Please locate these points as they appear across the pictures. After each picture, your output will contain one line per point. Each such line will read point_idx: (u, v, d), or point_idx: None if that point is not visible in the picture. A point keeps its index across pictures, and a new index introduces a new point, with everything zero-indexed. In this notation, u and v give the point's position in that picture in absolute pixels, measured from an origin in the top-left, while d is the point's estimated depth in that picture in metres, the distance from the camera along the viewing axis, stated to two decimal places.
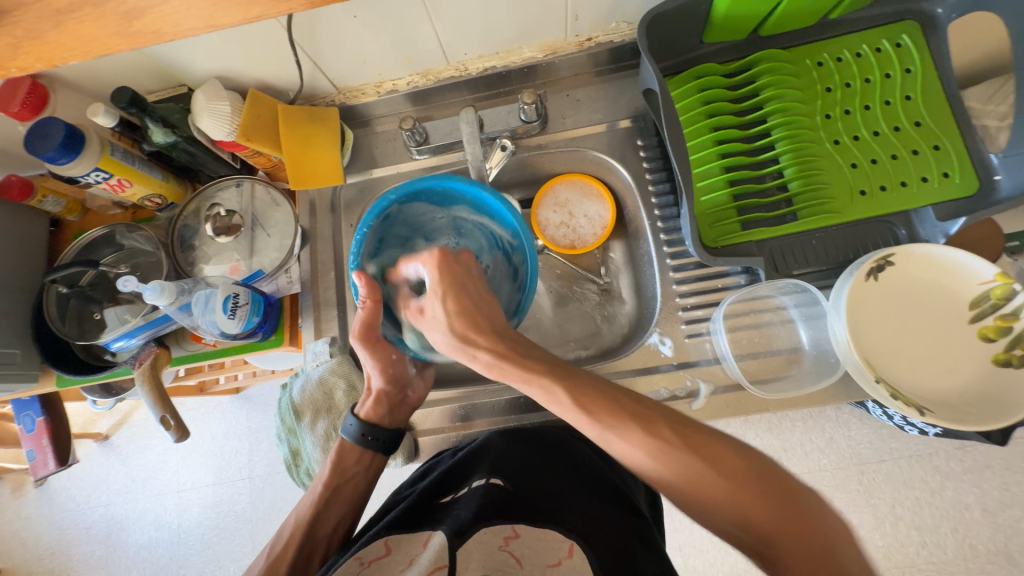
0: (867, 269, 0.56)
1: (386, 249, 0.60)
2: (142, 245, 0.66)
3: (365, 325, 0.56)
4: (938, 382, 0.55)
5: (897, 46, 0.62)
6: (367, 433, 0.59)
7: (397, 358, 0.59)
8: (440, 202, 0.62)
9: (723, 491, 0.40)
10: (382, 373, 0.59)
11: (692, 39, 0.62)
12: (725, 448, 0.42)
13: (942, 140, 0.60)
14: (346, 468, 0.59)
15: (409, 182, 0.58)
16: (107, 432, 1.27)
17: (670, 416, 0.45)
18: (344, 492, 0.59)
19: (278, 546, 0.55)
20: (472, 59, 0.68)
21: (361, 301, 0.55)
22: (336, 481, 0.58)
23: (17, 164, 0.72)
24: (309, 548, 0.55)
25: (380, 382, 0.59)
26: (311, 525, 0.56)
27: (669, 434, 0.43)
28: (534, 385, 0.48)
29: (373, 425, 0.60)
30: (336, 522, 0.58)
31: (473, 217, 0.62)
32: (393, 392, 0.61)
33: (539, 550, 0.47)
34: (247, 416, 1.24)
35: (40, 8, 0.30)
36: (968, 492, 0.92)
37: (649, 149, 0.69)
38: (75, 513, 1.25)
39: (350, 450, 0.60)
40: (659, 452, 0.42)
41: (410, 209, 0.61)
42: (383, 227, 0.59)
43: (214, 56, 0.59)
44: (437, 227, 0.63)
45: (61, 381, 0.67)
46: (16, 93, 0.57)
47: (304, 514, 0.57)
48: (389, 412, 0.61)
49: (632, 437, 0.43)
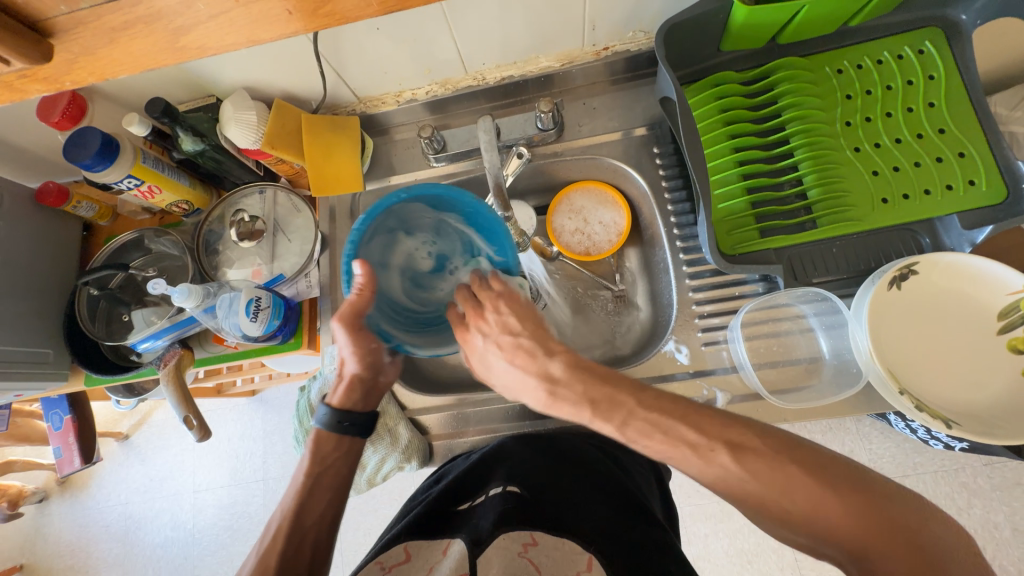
0: (890, 279, 0.55)
1: (375, 249, 0.54)
2: (170, 249, 0.69)
3: (354, 311, 0.52)
4: (965, 394, 0.53)
5: (920, 53, 0.62)
6: (342, 420, 0.58)
7: (377, 348, 0.56)
8: (434, 204, 0.55)
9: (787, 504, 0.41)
10: (358, 359, 0.56)
11: (709, 47, 0.63)
12: (791, 468, 0.42)
13: (967, 147, 0.59)
14: (325, 456, 0.57)
15: (421, 183, 0.52)
16: (127, 432, 1.30)
17: (728, 438, 0.44)
18: (328, 478, 0.57)
19: (267, 538, 0.54)
20: (490, 68, 0.69)
21: (355, 291, 0.50)
22: (316, 470, 0.56)
23: (52, 171, 0.75)
24: (297, 538, 0.53)
25: (355, 368, 0.57)
26: (297, 515, 0.54)
27: (729, 456, 0.43)
28: (584, 413, 0.49)
29: (349, 411, 0.58)
30: (322, 510, 0.56)
31: (461, 223, 0.57)
32: (366, 379, 0.59)
33: (557, 560, 0.48)
34: (263, 418, 1.25)
35: (97, 25, 0.32)
36: (997, 511, 0.88)
37: (665, 156, 0.69)
38: (96, 511, 1.28)
39: (326, 438, 0.58)
40: (724, 478, 0.43)
41: (406, 207, 0.54)
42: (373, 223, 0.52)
43: (243, 68, 0.61)
44: (422, 226, 0.57)
45: (89, 380, 0.69)
46: (56, 105, 0.60)
47: (288, 506, 0.55)
48: (362, 398, 0.59)
49: (692, 465, 0.44)
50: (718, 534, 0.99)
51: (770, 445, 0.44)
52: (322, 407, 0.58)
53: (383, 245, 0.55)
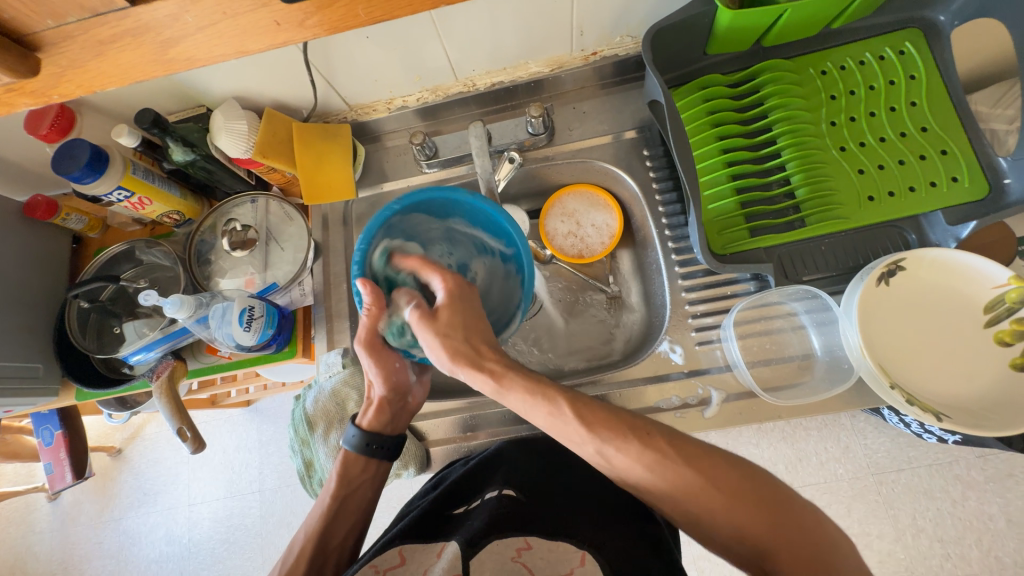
0: (877, 275, 0.55)
1: (384, 261, 0.56)
2: (160, 260, 0.68)
3: (369, 331, 0.54)
4: (955, 388, 0.54)
5: (901, 53, 0.63)
6: (371, 443, 0.58)
7: (400, 367, 0.58)
8: (434, 213, 0.58)
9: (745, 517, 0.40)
10: (384, 381, 0.57)
11: (695, 51, 0.64)
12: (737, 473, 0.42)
13: (949, 145, 0.60)
14: (352, 479, 0.58)
15: (410, 192, 0.55)
16: (120, 446, 1.29)
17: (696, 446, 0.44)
18: (352, 502, 0.58)
19: (289, 559, 0.55)
20: (480, 75, 0.69)
21: (366, 307, 0.51)
22: (342, 493, 0.57)
23: (40, 184, 0.75)
24: (321, 557, 0.55)
25: (382, 392, 0.58)
26: (322, 536, 0.56)
27: (666, 445, 0.43)
28: (538, 398, 0.47)
29: (377, 433, 0.58)
30: (347, 530, 0.57)
31: (467, 228, 0.60)
32: (395, 401, 0.59)
33: (552, 562, 0.49)
34: (258, 428, 1.24)
35: (84, 38, 0.31)
36: (991, 502, 0.89)
37: (655, 159, 0.70)
38: (88, 527, 1.26)
39: (354, 461, 0.58)
40: (658, 465, 0.43)
41: (409, 220, 0.57)
42: (381, 235, 0.54)
43: (233, 78, 0.61)
44: (433, 238, 0.59)
45: (80, 394, 0.68)
46: (44, 117, 0.59)
47: (313, 527, 0.56)
48: (391, 420, 0.59)
49: (630, 450, 0.44)
50: None
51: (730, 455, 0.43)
52: (351, 431, 0.58)
53: (396, 261, 0.57)
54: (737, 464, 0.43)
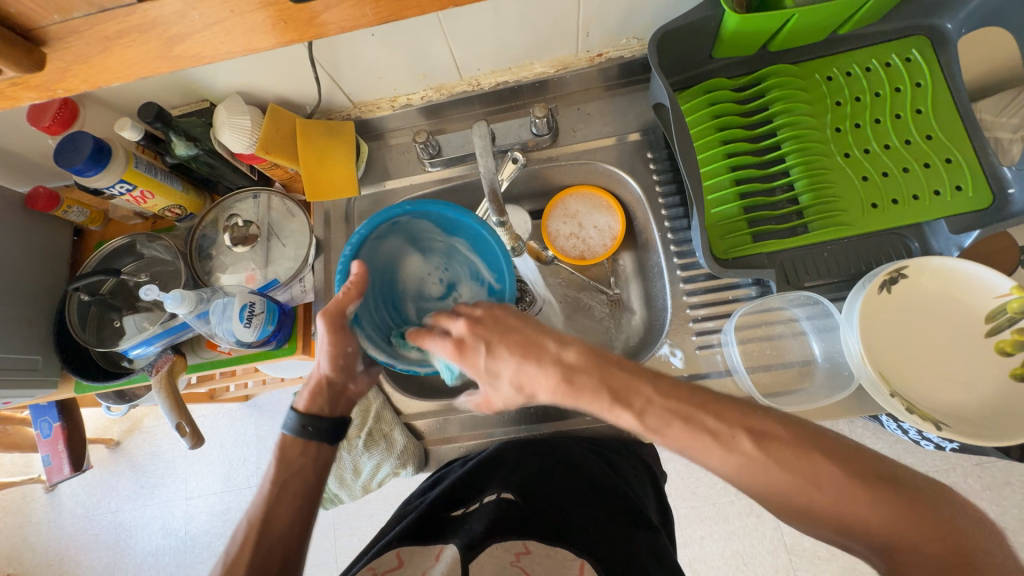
0: (881, 282, 0.55)
1: (381, 253, 0.56)
2: (161, 254, 0.68)
3: (341, 309, 0.50)
4: (957, 397, 0.54)
5: (907, 61, 0.63)
6: (307, 424, 0.54)
7: (353, 351, 0.53)
8: (442, 226, 0.57)
9: (835, 501, 0.40)
10: (331, 361, 0.53)
11: (701, 54, 0.63)
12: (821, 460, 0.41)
13: (954, 153, 0.60)
14: (293, 461, 0.54)
15: (426, 197, 0.54)
16: (118, 438, 1.29)
17: (752, 426, 0.43)
18: (294, 486, 0.54)
19: (233, 548, 0.51)
20: (485, 74, 0.69)
21: (346, 285, 0.50)
22: (282, 476, 0.54)
23: (42, 175, 0.74)
24: (264, 547, 0.51)
25: (325, 371, 0.53)
26: (263, 524, 0.52)
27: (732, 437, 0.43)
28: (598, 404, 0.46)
29: (315, 416, 0.55)
30: (291, 519, 0.53)
31: (469, 252, 0.58)
32: (333, 388, 0.56)
33: (549, 567, 0.50)
34: (257, 423, 1.25)
35: (91, 33, 0.31)
36: (987, 510, 0.90)
37: (659, 162, 0.69)
38: (85, 519, 1.26)
39: (293, 444, 0.55)
40: (729, 459, 0.43)
41: (417, 225, 0.56)
42: (377, 232, 0.54)
43: (237, 73, 0.61)
44: (433, 250, 0.59)
45: (79, 387, 0.68)
46: (48, 110, 0.59)
47: (254, 514, 0.53)
48: (329, 402, 0.56)
49: (709, 450, 0.43)
50: (714, 536, 1.00)
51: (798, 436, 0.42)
52: (290, 412, 0.55)
53: (389, 259, 0.57)
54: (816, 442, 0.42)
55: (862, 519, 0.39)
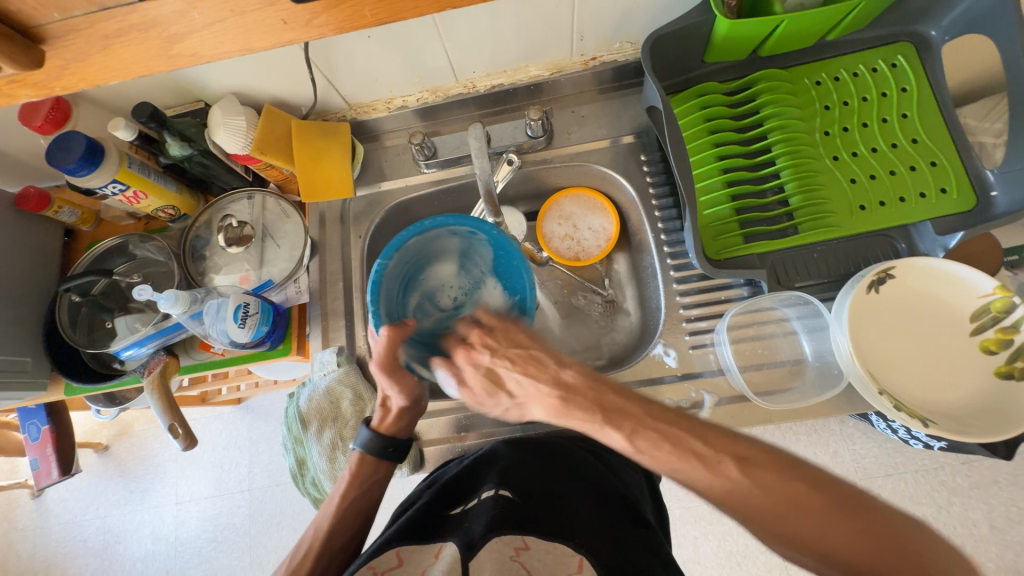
0: (868, 283, 0.56)
1: (436, 244, 0.56)
2: (154, 255, 0.68)
3: (390, 359, 0.51)
4: (943, 395, 0.55)
5: (892, 66, 0.64)
6: (387, 445, 0.58)
7: (417, 384, 0.55)
8: (497, 265, 0.57)
9: (809, 529, 0.40)
10: (402, 396, 0.56)
11: (693, 58, 0.64)
12: (801, 484, 0.42)
13: (938, 156, 0.61)
14: (365, 480, 0.58)
15: (512, 242, 0.55)
16: (107, 442, 1.27)
17: (736, 452, 0.44)
18: (361, 503, 0.58)
19: (297, 556, 0.56)
20: (480, 77, 0.70)
21: (385, 331, 0.49)
22: (353, 493, 0.58)
23: (32, 175, 0.74)
24: (327, 558, 0.55)
25: (400, 403, 0.56)
26: (328, 537, 0.56)
27: (734, 472, 0.43)
28: (590, 427, 0.47)
29: (394, 438, 0.59)
30: (351, 532, 0.58)
31: (503, 301, 0.57)
32: (413, 408, 0.58)
33: (550, 565, 0.48)
34: (249, 426, 1.23)
35: (90, 32, 0.31)
36: (975, 508, 0.91)
37: (653, 164, 0.70)
38: (73, 525, 1.24)
39: (368, 462, 0.58)
40: (722, 489, 0.43)
41: (481, 248, 0.56)
42: (449, 229, 0.55)
43: (233, 74, 0.61)
44: (472, 275, 0.58)
45: (69, 389, 0.68)
46: (39, 109, 0.59)
47: (322, 526, 0.57)
48: (407, 424, 0.59)
49: (697, 475, 0.43)
50: (707, 536, 1.00)
51: (779, 463, 0.43)
52: (364, 432, 0.59)
53: (433, 252, 0.56)
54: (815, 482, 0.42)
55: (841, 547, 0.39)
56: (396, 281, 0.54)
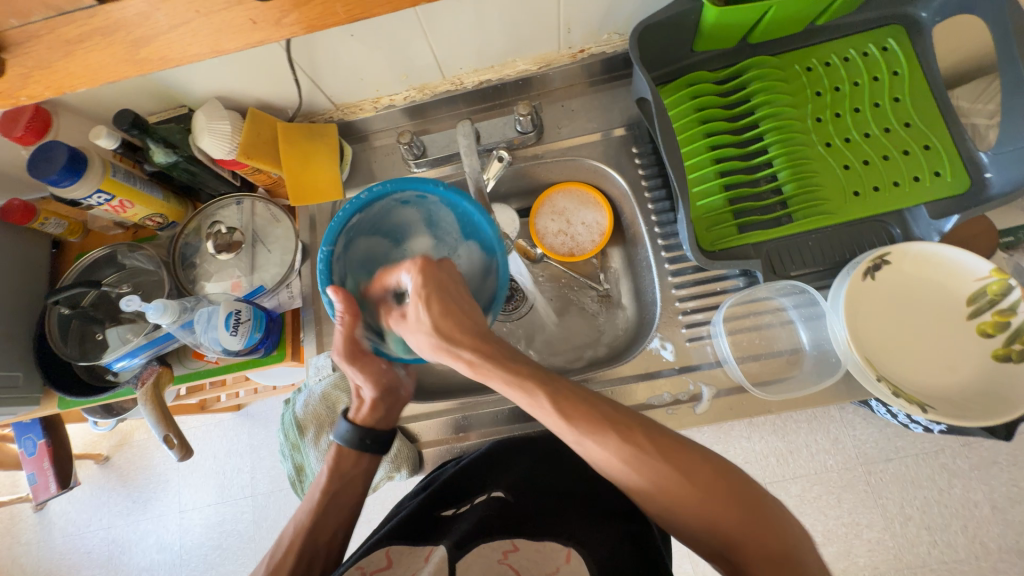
0: (864, 269, 0.56)
1: (394, 216, 0.57)
2: (144, 264, 0.67)
3: (350, 342, 0.54)
4: (941, 379, 0.55)
5: (884, 50, 0.64)
6: (364, 437, 0.58)
7: (387, 368, 0.58)
8: (461, 226, 0.57)
9: (698, 507, 0.43)
10: (373, 383, 0.58)
11: (682, 48, 0.64)
12: (697, 457, 0.44)
13: (931, 139, 0.61)
14: (344, 474, 0.58)
15: (458, 189, 0.54)
16: (107, 453, 1.27)
17: (648, 428, 0.45)
18: (344, 498, 0.57)
19: (278, 553, 0.55)
20: (467, 73, 0.69)
21: (340, 316, 0.52)
22: (335, 486, 0.57)
23: (17, 188, 0.73)
24: (308, 556, 0.54)
25: (372, 392, 0.58)
26: (311, 531, 0.55)
27: (645, 441, 0.44)
28: (516, 388, 0.48)
29: (371, 429, 0.58)
30: (333, 530, 0.57)
31: (476, 261, 0.58)
32: (388, 398, 0.59)
33: (538, 562, 0.49)
34: (249, 432, 1.23)
35: (51, 37, 0.31)
36: (976, 490, 0.91)
37: (645, 156, 0.70)
38: (76, 537, 1.24)
39: (347, 454, 0.58)
40: (635, 459, 0.44)
41: (440, 208, 0.57)
42: (398, 197, 0.55)
43: (214, 77, 0.60)
44: (445, 239, 0.58)
45: (63, 403, 0.67)
46: (18, 119, 0.58)
47: (303, 522, 0.56)
48: (384, 416, 0.60)
49: (609, 444, 0.44)
50: None
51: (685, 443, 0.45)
52: (342, 424, 0.59)
53: (395, 222, 0.57)
54: (712, 459, 0.44)
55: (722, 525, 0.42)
56: (355, 260, 0.55)
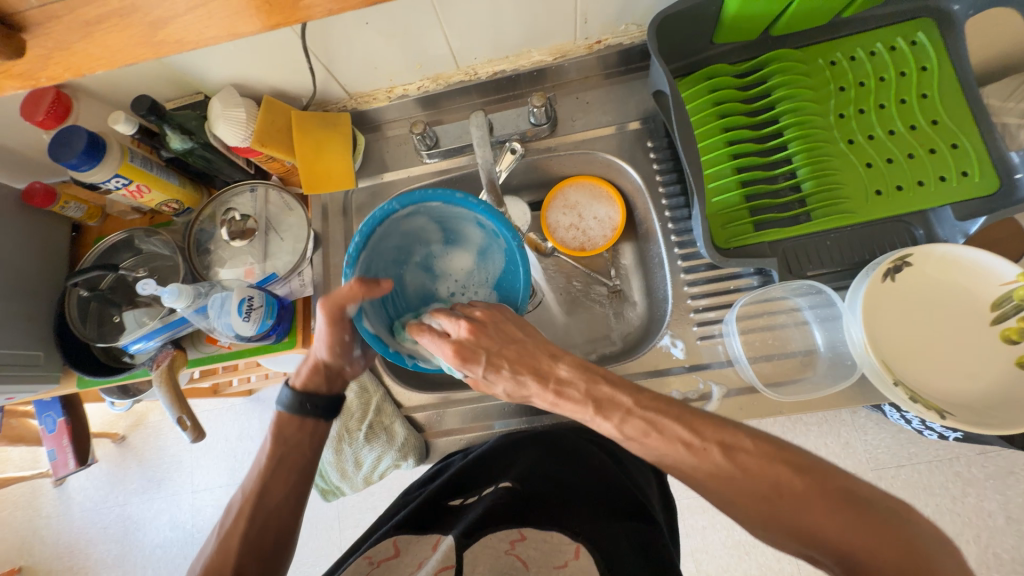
0: (884, 270, 0.55)
1: (461, 228, 0.58)
2: (160, 249, 0.68)
3: (337, 305, 0.51)
4: (960, 385, 0.53)
5: (912, 44, 0.61)
6: (304, 403, 0.56)
7: (349, 341, 0.55)
8: (501, 275, 0.59)
9: (797, 510, 0.40)
10: (328, 347, 0.55)
11: (701, 40, 0.62)
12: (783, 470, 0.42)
13: (959, 138, 0.59)
14: (289, 437, 0.56)
15: (526, 257, 0.55)
16: (124, 433, 1.30)
17: (725, 440, 0.44)
18: (291, 460, 0.56)
19: (228, 519, 0.52)
20: (482, 63, 0.68)
21: (354, 281, 0.50)
22: (280, 449, 0.55)
23: (39, 171, 0.74)
24: (260, 519, 0.52)
25: (323, 356, 0.56)
26: (260, 496, 0.53)
27: (717, 453, 0.43)
28: (572, 405, 0.48)
29: (312, 394, 0.57)
30: (286, 492, 0.55)
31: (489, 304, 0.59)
32: (328, 368, 0.58)
33: (546, 552, 0.48)
34: (260, 417, 1.25)
35: (71, 18, 0.32)
36: (991, 499, 0.89)
37: (660, 151, 0.69)
38: (93, 513, 1.27)
39: (288, 420, 0.57)
40: (711, 475, 0.43)
41: (497, 252, 0.58)
42: (477, 217, 0.56)
43: (229, 63, 0.60)
44: (482, 271, 0.59)
45: (81, 383, 0.68)
46: (40, 104, 0.58)
47: (250, 486, 0.54)
48: (326, 382, 0.58)
49: (684, 461, 0.44)
50: (716, 526, 0.99)
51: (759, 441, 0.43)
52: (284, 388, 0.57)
53: (456, 230, 0.58)
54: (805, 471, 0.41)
55: (821, 528, 0.39)
56: (397, 235, 0.56)
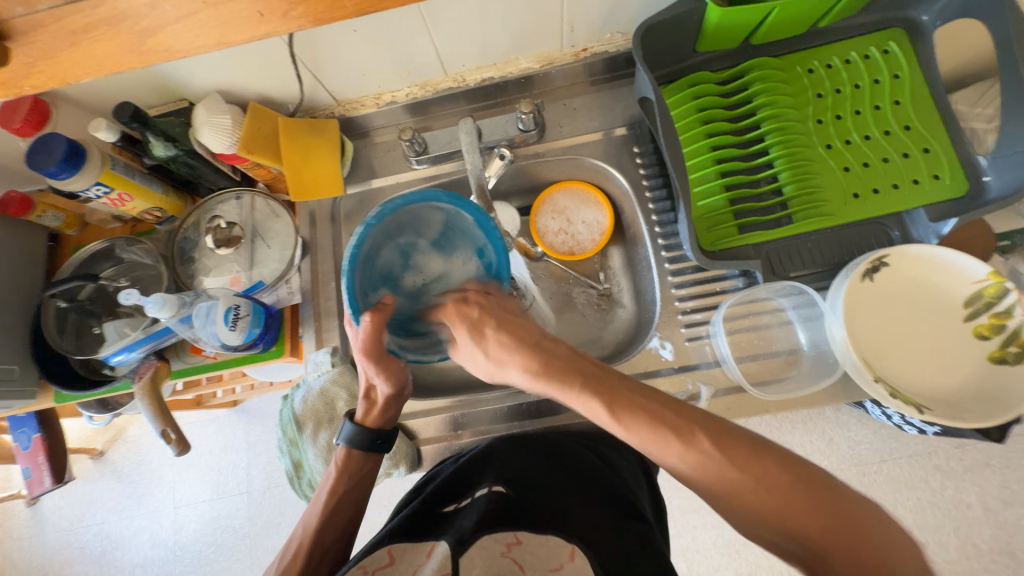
0: (862, 271, 0.56)
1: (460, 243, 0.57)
2: (142, 258, 0.66)
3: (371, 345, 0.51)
4: (936, 380, 0.55)
5: (885, 53, 0.64)
6: (376, 438, 0.58)
7: (401, 367, 0.56)
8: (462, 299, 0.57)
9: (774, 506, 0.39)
10: (388, 380, 0.56)
11: (684, 49, 0.64)
12: (777, 468, 0.41)
13: (931, 142, 0.61)
14: (354, 473, 0.59)
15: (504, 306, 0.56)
16: (102, 448, 1.26)
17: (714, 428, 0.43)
18: (352, 496, 0.58)
19: (288, 554, 0.56)
20: (470, 70, 0.69)
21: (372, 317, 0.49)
22: (342, 488, 0.58)
23: (15, 179, 0.72)
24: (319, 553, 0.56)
25: (386, 389, 0.57)
26: (318, 532, 0.57)
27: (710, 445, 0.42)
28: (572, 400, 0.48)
29: (380, 429, 0.59)
30: (342, 528, 0.58)
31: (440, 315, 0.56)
32: (399, 397, 0.59)
33: (541, 556, 0.48)
34: (245, 429, 1.22)
35: (57, 27, 0.30)
36: (969, 491, 0.92)
37: (646, 156, 0.70)
38: (70, 532, 1.23)
39: (358, 456, 0.59)
40: (701, 465, 0.41)
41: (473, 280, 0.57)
42: (481, 243, 0.56)
43: (214, 69, 0.60)
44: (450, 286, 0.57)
45: (59, 397, 0.67)
46: (17, 110, 0.57)
47: (310, 523, 0.57)
48: (392, 414, 0.60)
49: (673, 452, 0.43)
50: (706, 526, 1.00)
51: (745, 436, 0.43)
52: (350, 425, 0.59)
53: (451, 243, 0.57)
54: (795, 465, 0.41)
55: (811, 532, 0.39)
56: (405, 214, 0.53)
